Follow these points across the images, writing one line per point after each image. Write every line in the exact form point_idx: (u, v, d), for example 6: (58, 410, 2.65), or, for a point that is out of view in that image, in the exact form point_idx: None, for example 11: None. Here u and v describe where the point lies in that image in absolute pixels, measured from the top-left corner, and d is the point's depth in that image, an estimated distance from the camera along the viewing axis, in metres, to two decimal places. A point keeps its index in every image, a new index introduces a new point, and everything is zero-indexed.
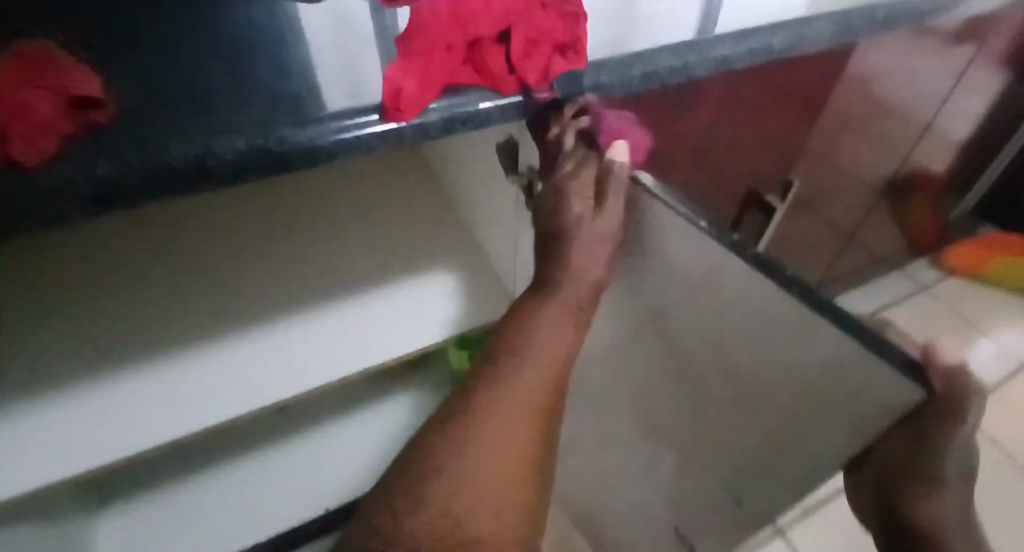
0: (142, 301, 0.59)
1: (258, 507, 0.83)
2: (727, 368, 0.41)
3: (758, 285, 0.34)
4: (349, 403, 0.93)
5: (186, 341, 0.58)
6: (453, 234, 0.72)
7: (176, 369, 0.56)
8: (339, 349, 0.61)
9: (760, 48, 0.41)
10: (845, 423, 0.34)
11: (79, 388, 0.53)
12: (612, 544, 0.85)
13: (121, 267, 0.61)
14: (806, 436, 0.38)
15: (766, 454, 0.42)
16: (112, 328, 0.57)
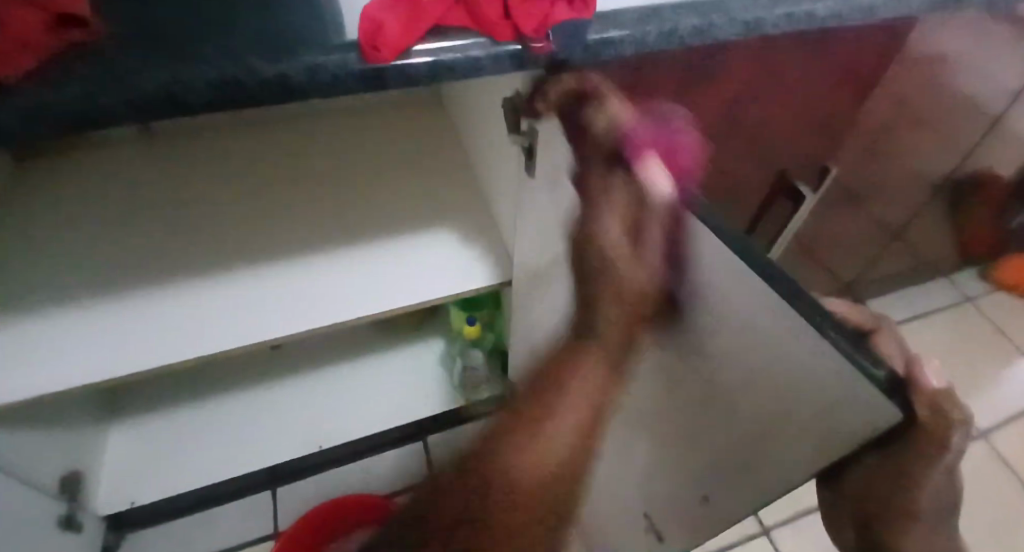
0: (168, 245, 0.65)
1: (265, 428, 0.94)
2: (698, 372, 0.37)
3: (734, 275, 0.29)
4: (359, 350, 1.02)
5: (190, 284, 0.64)
6: (471, 199, 0.74)
7: (176, 306, 0.62)
8: (328, 297, 0.65)
9: (800, 15, 0.37)
10: (812, 445, 0.30)
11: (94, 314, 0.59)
12: None
13: (149, 215, 0.68)
14: (769, 454, 0.34)
15: (729, 466, 0.39)
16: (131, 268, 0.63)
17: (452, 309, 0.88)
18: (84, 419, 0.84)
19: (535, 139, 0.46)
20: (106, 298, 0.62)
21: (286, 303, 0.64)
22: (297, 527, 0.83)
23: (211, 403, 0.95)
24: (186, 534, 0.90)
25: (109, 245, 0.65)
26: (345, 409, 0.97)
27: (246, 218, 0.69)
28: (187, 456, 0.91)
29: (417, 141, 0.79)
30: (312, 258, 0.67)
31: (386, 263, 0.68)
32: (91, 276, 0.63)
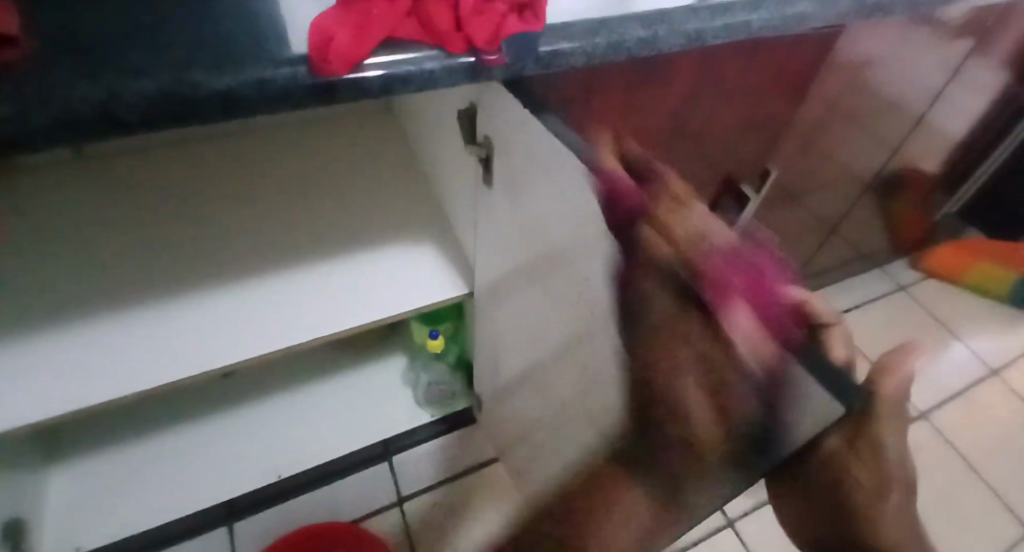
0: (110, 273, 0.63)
1: (219, 463, 0.90)
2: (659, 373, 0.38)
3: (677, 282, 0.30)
4: (320, 371, 1.00)
5: (133, 312, 0.61)
6: (430, 213, 0.74)
7: (118, 334, 0.59)
8: (284, 318, 0.63)
9: (738, 24, 0.39)
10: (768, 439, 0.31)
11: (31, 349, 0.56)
12: None
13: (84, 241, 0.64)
14: None
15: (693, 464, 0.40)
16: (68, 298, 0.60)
17: (413, 324, 0.87)
18: (23, 464, 0.79)
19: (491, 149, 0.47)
20: (39, 331, 0.57)
21: (243, 327, 0.62)
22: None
23: (161, 435, 0.91)
24: None
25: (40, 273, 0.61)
26: (304, 434, 0.94)
27: (193, 239, 0.67)
28: (135, 498, 0.86)
29: (369, 158, 0.78)
30: (267, 278, 0.65)
31: (343, 279, 0.67)
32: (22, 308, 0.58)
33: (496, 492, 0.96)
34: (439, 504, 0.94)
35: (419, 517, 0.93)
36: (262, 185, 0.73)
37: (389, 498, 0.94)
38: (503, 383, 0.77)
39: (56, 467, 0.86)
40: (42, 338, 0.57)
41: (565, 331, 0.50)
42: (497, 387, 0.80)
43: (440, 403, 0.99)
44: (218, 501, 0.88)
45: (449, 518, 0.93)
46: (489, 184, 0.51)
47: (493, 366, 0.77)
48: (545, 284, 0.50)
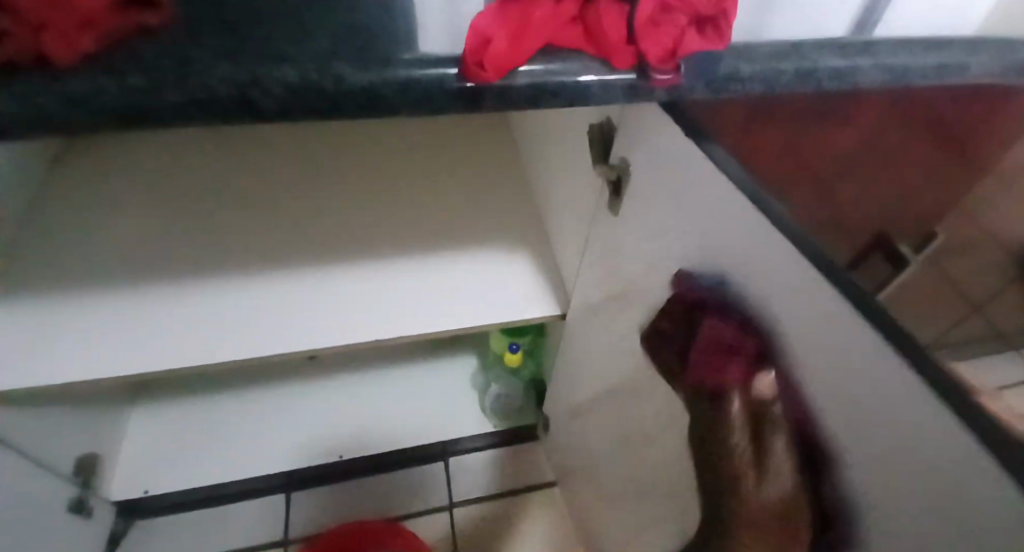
0: (220, 248, 0.67)
1: (283, 435, 0.91)
2: None
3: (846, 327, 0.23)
4: (394, 361, 0.99)
5: (236, 285, 0.65)
6: (531, 225, 0.72)
7: (224, 303, 0.63)
8: (373, 315, 0.64)
9: (952, 65, 0.33)
10: None
11: (150, 307, 0.62)
12: None
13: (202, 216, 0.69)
14: None
15: None
16: (185, 265, 0.65)
17: (492, 332, 0.84)
18: (107, 404, 0.83)
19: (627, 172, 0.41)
20: (157, 289, 0.63)
21: (331, 317, 0.64)
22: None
23: (237, 397, 0.94)
24: (194, 533, 0.87)
25: (165, 242, 0.66)
26: (368, 423, 0.93)
27: (299, 226, 0.69)
28: (202, 454, 0.88)
29: (476, 167, 0.77)
30: (360, 272, 0.67)
31: (436, 283, 0.67)
32: (148, 269, 0.64)
33: (549, 517, 0.92)
34: (488, 517, 0.91)
35: (466, 527, 0.90)
36: (374, 180, 0.75)
37: (442, 501, 0.92)
38: (577, 410, 0.73)
39: (138, 411, 0.90)
40: (158, 300, 0.63)
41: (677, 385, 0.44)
42: (569, 413, 0.76)
43: (505, 415, 0.96)
44: (280, 471, 0.89)
45: (496, 534, 0.90)
46: (614, 211, 0.46)
47: (571, 392, 0.73)
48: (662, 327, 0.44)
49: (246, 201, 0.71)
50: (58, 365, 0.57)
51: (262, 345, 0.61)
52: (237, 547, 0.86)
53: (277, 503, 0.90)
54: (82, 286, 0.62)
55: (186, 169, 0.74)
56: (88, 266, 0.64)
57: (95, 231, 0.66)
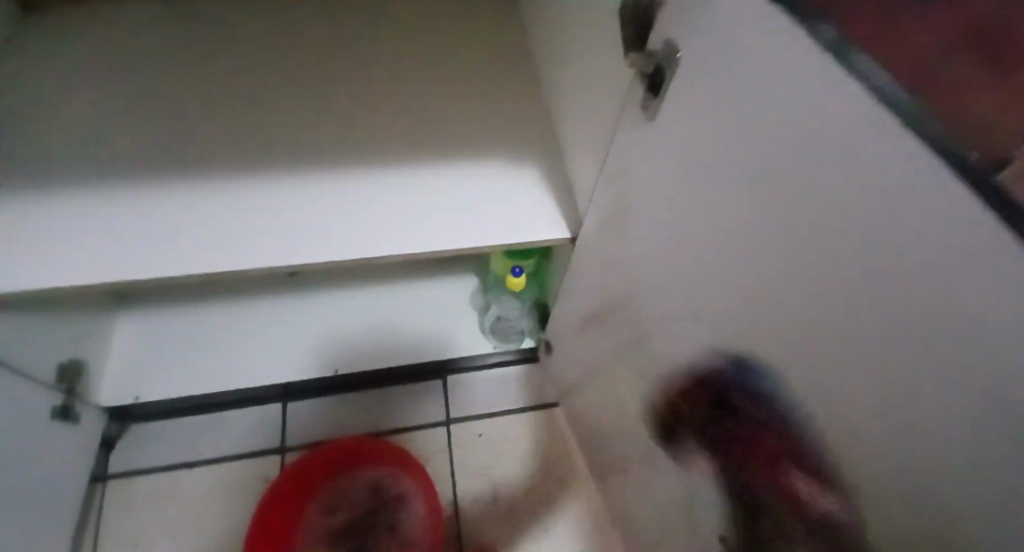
0: (198, 143, 0.59)
1: (274, 347, 0.88)
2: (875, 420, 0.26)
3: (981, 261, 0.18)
4: (391, 276, 0.94)
5: (219, 182, 0.58)
6: (544, 130, 0.64)
7: (207, 204, 0.57)
8: (373, 226, 0.58)
9: None
10: None
11: (123, 207, 0.56)
12: (612, 494, 0.78)
13: (176, 105, 0.61)
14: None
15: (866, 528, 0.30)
16: (159, 160, 0.58)
17: (494, 252, 0.78)
18: (88, 310, 0.79)
19: (671, 65, 0.33)
20: (128, 186, 0.57)
21: (319, 229, 0.57)
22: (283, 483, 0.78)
23: (227, 305, 0.90)
24: (190, 437, 0.86)
25: (130, 137, 0.59)
26: (364, 338, 0.90)
27: (287, 121, 0.61)
28: (193, 365, 0.86)
29: (484, 60, 0.68)
30: (357, 175, 0.60)
31: (439, 192, 0.60)
32: (115, 164, 0.57)
33: (551, 436, 0.90)
34: (486, 435, 0.90)
35: (462, 445, 0.89)
36: (371, 71, 0.66)
37: (438, 417, 0.90)
38: (584, 335, 0.68)
39: (126, 317, 0.87)
40: (124, 201, 0.56)
41: (703, 321, 0.38)
42: (576, 338, 0.72)
43: (506, 338, 0.92)
44: (272, 384, 0.87)
45: (495, 452, 0.89)
46: (650, 113, 0.37)
47: (577, 316, 0.68)
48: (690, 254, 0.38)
49: (227, 89, 0.63)
50: (30, 267, 0.52)
51: (254, 252, 0.56)
52: (231, 452, 0.85)
53: (272, 412, 0.88)
54: (38, 184, 0.55)
55: (156, 50, 0.64)
56: (43, 162, 0.56)
57: (50, 122, 0.58)
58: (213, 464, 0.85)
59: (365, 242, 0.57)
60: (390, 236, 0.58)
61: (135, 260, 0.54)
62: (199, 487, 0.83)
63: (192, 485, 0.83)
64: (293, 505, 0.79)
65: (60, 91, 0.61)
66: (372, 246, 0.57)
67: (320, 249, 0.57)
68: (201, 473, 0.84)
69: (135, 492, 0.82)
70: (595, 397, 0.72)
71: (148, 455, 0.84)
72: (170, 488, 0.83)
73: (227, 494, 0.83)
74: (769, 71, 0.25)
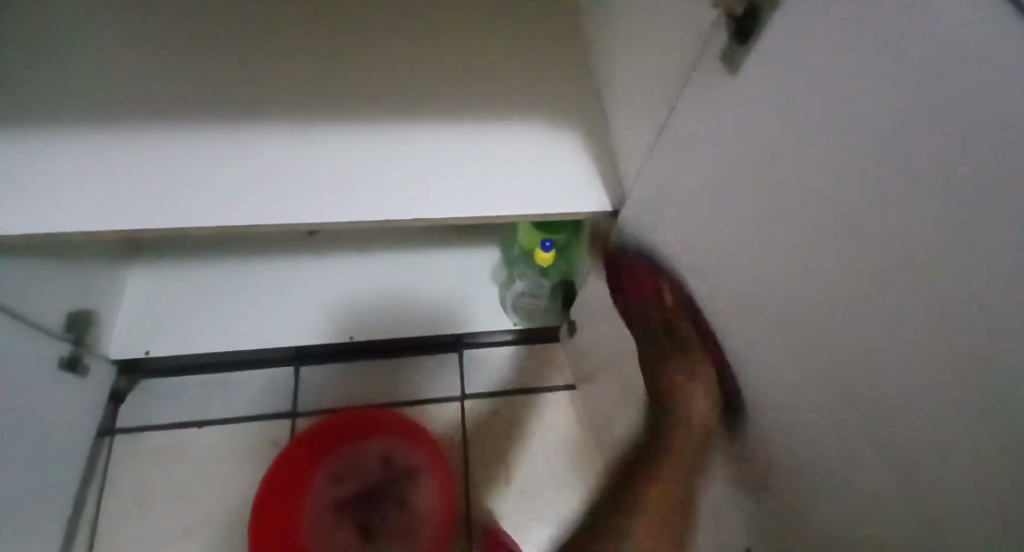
0: (219, 89, 0.55)
1: (288, 310, 0.84)
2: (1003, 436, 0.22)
3: None
4: (411, 243, 0.90)
5: (242, 131, 0.54)
6: (588, 92, 0.59)
7: (230, 153, 0.54)
8: (403, 186, 0.54)
9: None
10: None
11: (140, 153, 0.53)
12: None
13: (201, 48, 0.57)
14: None
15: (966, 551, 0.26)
16: (179, 104, 0.54)
17: (522, 225, 0.74)
18: (103, 258, 0.77)
19: (768, 2, 0.28)
20: (147, 132, 0.53)
21: (346, 187, 0.54)
22: (293, 448, 0.76)
23: (241, 263, 0.87)
24: (201, 395, 0.84)
25: (148, 76, 0.55)
26: (380, 305, 0.86)
27: (315, 70, 0.57)
28: (204, 322, 0.83)
29: (527, 15, 0.63)
30: (388, 132, 0.56)
31: (474, 154, 0.57)
32: (134, 107, 0.54)
33: (570, 420, 0.87)
34: (502, 411, 0.87)
35: (478, 421, 0.86)
36: (408, 21, 0.61)
37: (454, 391, 0.87)
38: (614, 314, 0.65)
39: (139, 270, 0.85)
40: (138, 145, 0.53)
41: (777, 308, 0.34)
42: (605, 318, 0.68)
43: (527, 315, 0.87)
44: (283, 347, 0.84)
45: (510, 431, 0.86)
46: (731, 65, 0.33)
47: (609, 295, 0.64)
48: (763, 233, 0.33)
49: (254, 34, 0.59)
50: (42, 209, 0.49)
51: (277, 207, 0.52)
52: (241, 414, 0.84)
53: (285, 375, 0.86)
54: (49, 119, 0.52)
55: None
56: (56, 96, 0.53)
57: (66, 54, 0.55)
58: (222, 425, 0.83)
59: (393, 203, 0.54)
60: (420, 197, 0.54)
61: (151, 209, 0.51)
62: (207, 447, 0.82)
63: (202, 443, 0.82)
64: (303, 472, 0.76)
65: (79, 27, 0.57)
66: (402, 207, 0.54)
67: (347, 208, 0.53)
68: (210, 433, 0.82)
69: (145, 447, 0.81)
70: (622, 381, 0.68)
71: (159, 411, 0.83)
72: (178, 446, 0.81)
73: (236, 455, 0.81)
74: (907, 11, 0.20)
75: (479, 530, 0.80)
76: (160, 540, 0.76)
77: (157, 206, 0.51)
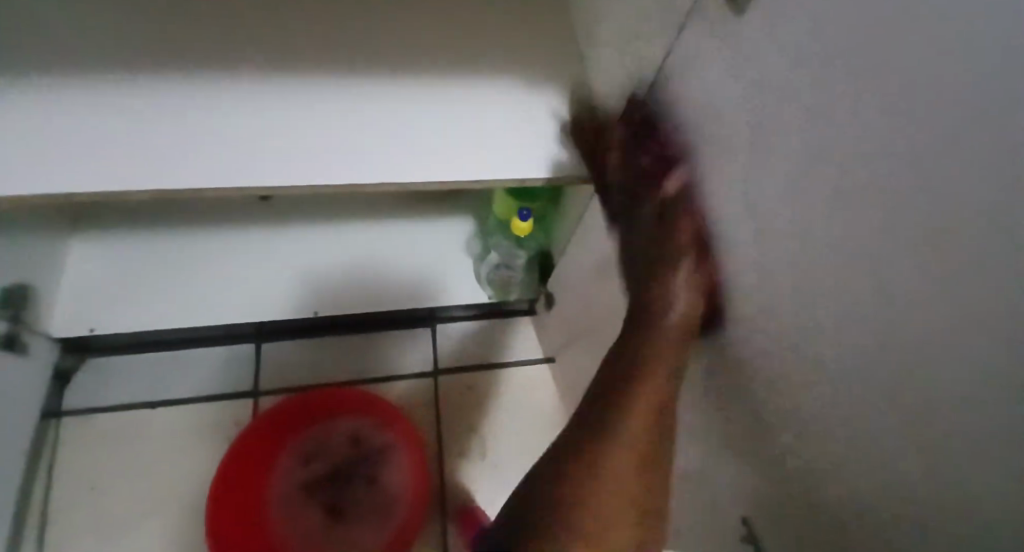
0: (160, 36, 0.49)
1: (248, 283, 0.79)
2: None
3: None
4: (380, 212, 0.85)
5: (187, 83, 0.48)
6: (569, 48, 0.55)
7: (172, 104, 0.48)
8: (371, 146, 0.50)
9: None
10: None
11: (69, 103, 0.46)
12: None
13: None
14: None
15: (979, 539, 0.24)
16: (114, 52, 0.48)
17: (497, 193, 0.70)
18: (40, 228, 0.70)
19: None
20: (77, 79, 0.47)
21: (307, 146, 0.49)
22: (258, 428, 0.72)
23: (196, 234, 0.81)
24: (155, 374, 0.79)
25: (77, 16, 0.49)
26: (347, 278, 0.82)
27: (270, 16, 0.51)
28: (156, 297, 0.77)
29: None
30: (353, 85, 0.51)
31: (448, 112, 0.52)
32: (61, 52, 0.47)
33: (546, 393, 0.85)
34: (476, 387, 0.84)
35: (451, 398, 0.83)
36: None
37: (426, 367, 0.84)
38: (594, 288, 0.62)
39: (82, 240, 0.78)
40: (62, 94, 0.46)
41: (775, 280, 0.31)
42: (584, 291, 0.65)
43: (503, 288, 0.84)
44: (243, 323, 0.79)
45: (485, 406, 0.83)
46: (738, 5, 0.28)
47: (589, 267, 0.61)
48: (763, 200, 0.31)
49: None
50: None
51: (230, 168, 0.47)
52: (200, 393, 0.79)
53: (247, 352, 0.82)
54: None
55: None
56: None
57: None
58: (181, 404, 0.78)
59: (360, 164, 0.49)
60: (390, 158, 0.50)
61: (83, 167, 0.45)
62: (165, 428, 0.77)
63: (158, 425, 0.77)
64: (267, 451, 0.73)
65: None
66: (370, 169, 0.49)
67: (308, 169, 0.48)
68: (167, 413, 0.78)
69: (95, 430, 0.76)
70: (602, 356, 0.66)
71: (109, 391, 0.78)
72: (132, 427, 0.77)
73: (195, 437, 0.77)
74: None
75: (454, 507, 0.78)
76: (116, 526, 0.72)
77: (90, 164, 0.45)
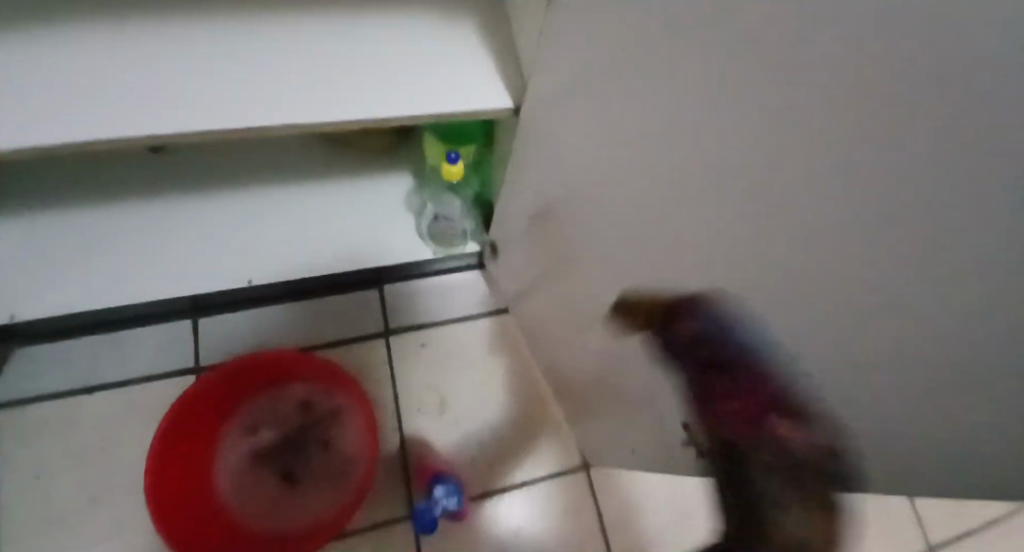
0: None
1: (177, 255, 0.75)
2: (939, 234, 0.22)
3: None
4: (312, 170, 0.80)
5: (59, 29, 0.43)
6: None
7: (45, 56, 0.43)
8: (282, 87, 0.46)
9: None
10: None
11: None
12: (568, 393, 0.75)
13: None
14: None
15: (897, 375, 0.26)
16: None
17: (428, 139, 0.67)
18: None
19: None
20: None
21: (214, 92, 0.45)
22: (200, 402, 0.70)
23: (111, 206, 0.75)
24: (89, 357, 0.76)
25: None
26: (283, 242, 0.78)
27: None
28: (75, 276, 0.72)
29: None
30: (252, 23, 0.47)
31: (359, 47, 0.49)
32: None
33: (500, 345, 0.85)
34: (430, 344, 0.84)
35: (407, 354, 0.83)
36: None
37: (375, 327, 0.83)
38: (532, 229, 0.61)
39: None
40: None
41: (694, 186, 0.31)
42: (523, 234, 0.65)
43: (446, 240, 0.83)
44: (177, 297, 0.76)
45: (440, 360, 0.83)
46: None
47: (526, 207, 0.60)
48: (658, 108, 0.30)
49: None
50: None
51: (129, 121, 0.43)
52: (140, 374, 0.76)
53: (187, 327, 0.79)
54: None
55: None
56: None
57: None
58: (121, 386, 0.75)
59: (271, 108, 0.46)
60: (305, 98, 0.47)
61: None
62: (109, 411, 0.74)
63: (99, 409, 0.74)
64: (210, 425, 0.71)
65: None
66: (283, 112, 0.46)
67: (215, 118, 0.45)
68: (109, 396, 0.75)
69: (31, 421, 0.73)
70: (551, 298, 0.66)
71: (41, 380, 0.74)
72: (73, 414, 0.74)
73: (142, 417, 0.75)
74: None
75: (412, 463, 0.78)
76: (69, 515, 0.70)
77: None
